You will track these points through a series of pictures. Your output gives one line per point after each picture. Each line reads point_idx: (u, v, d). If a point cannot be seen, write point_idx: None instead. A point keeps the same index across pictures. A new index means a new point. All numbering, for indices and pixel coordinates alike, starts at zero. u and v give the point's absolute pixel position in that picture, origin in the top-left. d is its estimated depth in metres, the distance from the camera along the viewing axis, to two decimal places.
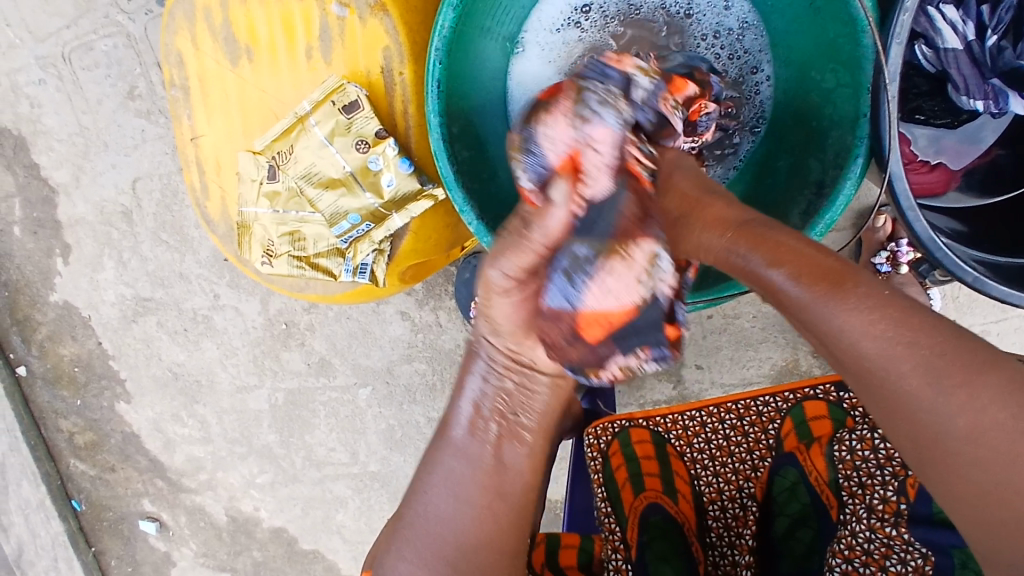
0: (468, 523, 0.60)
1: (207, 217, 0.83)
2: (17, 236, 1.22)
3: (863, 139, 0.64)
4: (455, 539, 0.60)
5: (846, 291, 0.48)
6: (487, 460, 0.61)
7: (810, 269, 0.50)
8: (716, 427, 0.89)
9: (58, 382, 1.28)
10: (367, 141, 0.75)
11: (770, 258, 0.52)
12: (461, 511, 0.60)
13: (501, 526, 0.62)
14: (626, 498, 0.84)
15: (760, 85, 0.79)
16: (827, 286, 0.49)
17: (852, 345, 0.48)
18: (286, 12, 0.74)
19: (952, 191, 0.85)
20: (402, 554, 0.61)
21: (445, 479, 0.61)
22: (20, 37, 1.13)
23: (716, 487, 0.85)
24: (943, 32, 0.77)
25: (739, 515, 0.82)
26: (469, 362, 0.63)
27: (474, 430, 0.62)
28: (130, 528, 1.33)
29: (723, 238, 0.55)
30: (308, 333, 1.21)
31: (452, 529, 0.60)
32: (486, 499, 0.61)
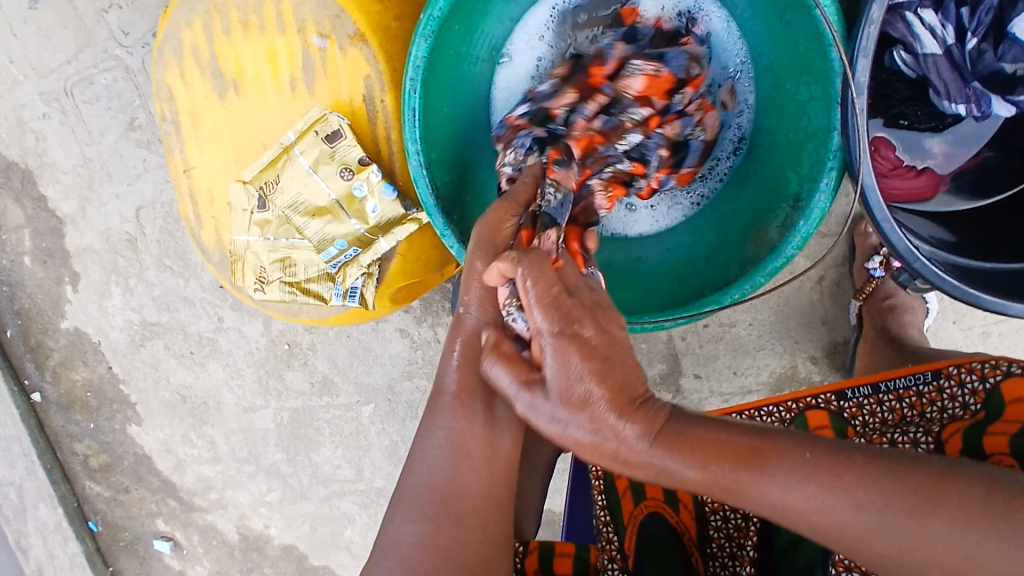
0: (469, 477, 0.56)
1: (203, 245, 0.85)
2: (27, 266, 1.25)
3: (835, 153, 0.66)
4: (451, 488, 0.56)
5: (770, 473, 0.47)
6: (480, 406, 0.57)
7: (731, 454, 0.48)
8: None
9: (71, 407, 1.31)
10: (351, 168, 0.77)
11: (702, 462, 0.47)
12: (455, 466, 0.56)
13: (494, 480, 0.57)
14: (627, 508, 0.85)
15: (743, 109, 0.79)
16: (761, 486, 0.47)
17: (802, 517, 0.47)
18: (270, 45, 0.76)
19: (941, 194, 0.83)
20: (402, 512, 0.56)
21: (436, 434, 0.57)
22: (23, 73, 1.16)
23: (719, 498, 0.82)
24: (921, 37, 0.76)
25: (742, 525, 0.80)
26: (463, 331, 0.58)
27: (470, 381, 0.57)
28: (145, 548, 1.36)
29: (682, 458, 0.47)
30: (310, 352, 1.23)
31: (448, 482, 0.56)
32: (481, 452, 0.57)
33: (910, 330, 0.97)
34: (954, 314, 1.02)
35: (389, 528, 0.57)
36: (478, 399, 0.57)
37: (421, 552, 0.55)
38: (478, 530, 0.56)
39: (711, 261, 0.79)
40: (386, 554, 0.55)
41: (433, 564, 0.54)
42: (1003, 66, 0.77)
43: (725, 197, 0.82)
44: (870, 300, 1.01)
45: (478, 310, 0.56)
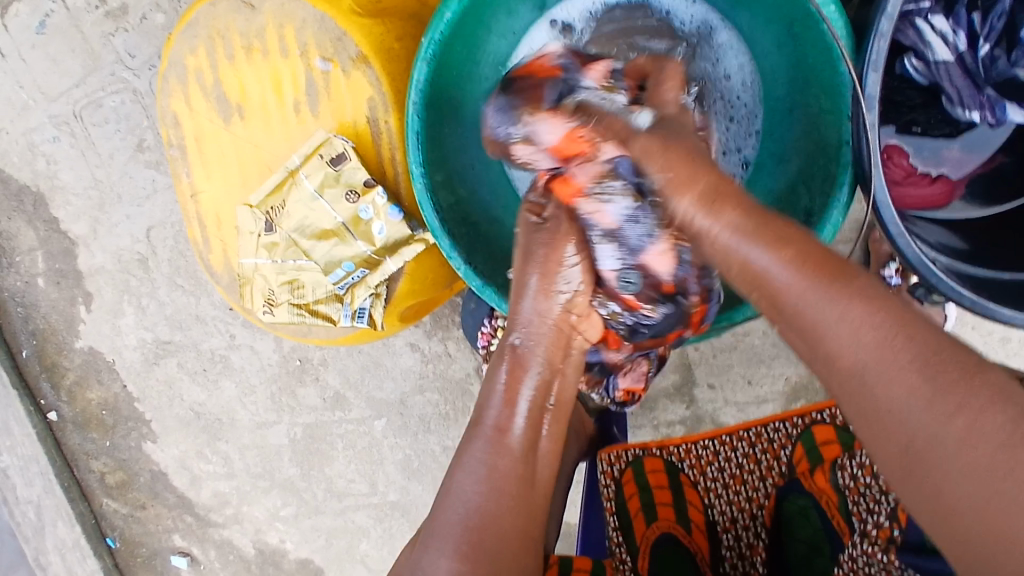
0: (501, 512, 0.60)
1: (210, 267, 0.85)
2: (42, 286, 1.26)
3: (847, 167, 0.65)
4: (489, 522, 0.59)
5: (849, 291, 0.50)
6: (515, 441, 0.63)
7: (810, 263, 0.52)
8: (730, 456, 0.87)
9: (87, 425, 1.32)
10: (357, 191, 0.76)
11: (782, 257, 0.52)
12: (490, 498, 0.60)
13: (526, 511, 0.62)
14: (639, 530, 0.82)
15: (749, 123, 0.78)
16: (831, 295, 0.50)
17: (847, 336, 0.49)
18: (274, 72, 0.77)
19: (957, 200, 0.82)
20: (438, 546, 0.58)
21: (474, 463, 0.62)
22: (33, 97, 1.18)
23: (730, 516, 0.84)
24: (932, 44, 0.75)
25: (753, 543, 0.82)
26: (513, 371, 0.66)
27: (508, 406, 0.65)
28: (163, 563, 1.37)
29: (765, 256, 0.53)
30: (322, 368, 1.24)
31: (484, 515, 0.59)
32: (516, 488, 0.61)
33: None
34: (973, 321, 1.00)
35: (422, 561, 0.58)
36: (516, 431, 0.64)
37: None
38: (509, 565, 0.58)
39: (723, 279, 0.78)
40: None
41: None
42: (1017, 72, 0.75)
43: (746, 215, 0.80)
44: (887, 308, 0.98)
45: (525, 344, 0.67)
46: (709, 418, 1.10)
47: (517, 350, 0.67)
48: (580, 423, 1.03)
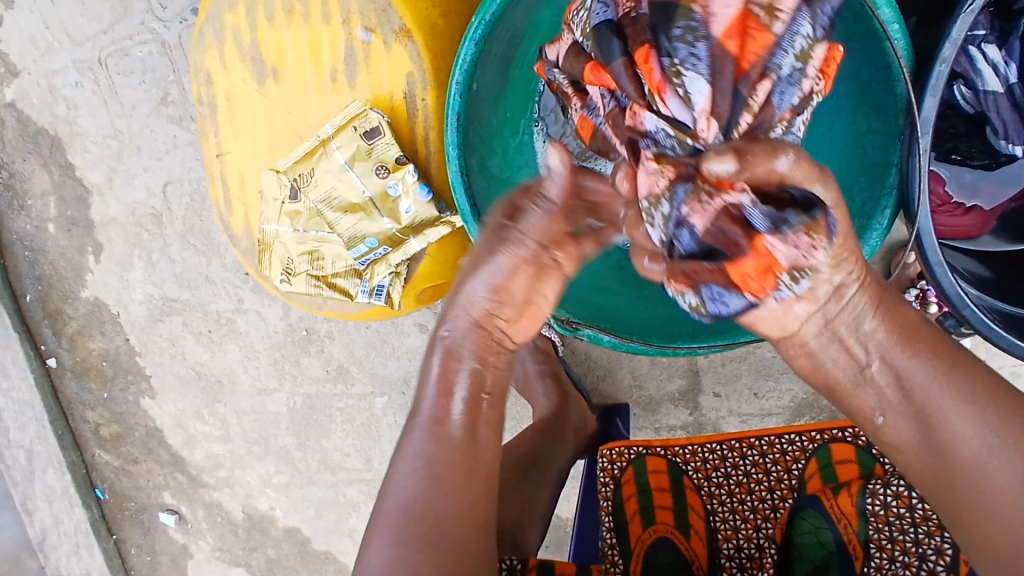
0: (443, 503, 0.55)
1: (230, 231, 0.84)
2: (52, 233, 1.25)
3: (893, 190, 0.67)
4: (425, 512, 0.54)
5: (965, 377, 0.52)
6: (454, 430, 0.58)
7: (926, 343, 0.53)
8: (737, 463, 0.88)
9: (86, 375, 1.32)
10: (387, 166, 0.75)
11: (902, 340, 0.54)
12: (431, 492, 0.55)
13: (471, 500, 0.57)
14: (635, 531, 0.84)
15: None
16: (960, 380, 0.51)
17: (962, 429, 0.51)
18: (314, 37, 0.75)
19: (986, 234, 0.81)
20: (377, 541, 0.55)
21: (411, 455, 0.57)
22: (59, 40, 1.16)
23: (732, 525, 0.85)
24: (983, 74, 0.73)
25: (755, 555, 0.82)
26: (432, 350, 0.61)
27: (442, 393, 0.59)
28: (150, 519, 1.36)
29: (888, 335, 0.54)
30: (328, 340, 1.23)
31: (423, 506, 0.55)
32: (456, 471, 0.56)
33: None
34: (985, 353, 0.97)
35: (363, 560, 0.55)
36: (454, 419, 0.58)
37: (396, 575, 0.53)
38: (458, 557, 0.54)
39: None
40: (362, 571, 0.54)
41: None
42: None
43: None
44: None
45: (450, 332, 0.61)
46: (711, 426, 1.10)
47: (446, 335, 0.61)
48: (581, 421, 1.01)
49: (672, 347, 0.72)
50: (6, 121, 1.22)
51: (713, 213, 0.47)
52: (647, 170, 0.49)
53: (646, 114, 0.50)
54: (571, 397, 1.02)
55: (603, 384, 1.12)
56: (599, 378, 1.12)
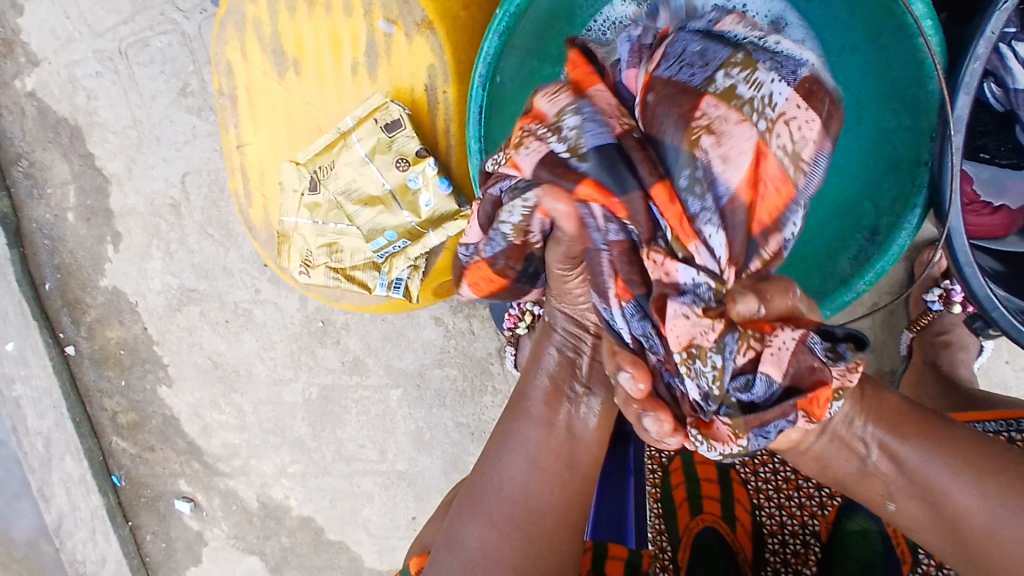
0: (536, 487, 0.62)
1: (250, 223, 0.85)
2: (71, 222, 1.26)
3: (921, 188, 0.66)
4: (519, 498, 0.62)
5: (955, 450, 0.56)
6: (558, 423, 0.64)
7: (913, 427, 0.58)
8: (786, 457, 0.86)
9: (104, 363, 1.33)
10: (407, 159, 0.75)
11: (893, 430, 0.57)
12: (530, 479, 0.62)
13: (566, 492, 0.63)
14: (682, 519, 0.83)
15: None
16: (954, 455, 0.56)
17: (973, 504, 0.55)
18: (335, 28, 0.75)
19: (1013, 235, 0.79)
20: (472, 515, 0.63)
21: (517, 442, 0.64)
22: (79, 30, 1.17)
23: (778, 521, 0.84)
24: (1014, 71, 0.72)
25: (801, 552, 0.82)
26: (544, 344, 0.66)
27: (552, 396, 0.64)
28: (166, 506, 1.37)
29: (880, 427, 0.57)
30: (344, 331, 1.23)
31: (522, 491, 0.62)
32: (556, 466, 0.63)
33: (963, 369, 0.89)
34: (1009, 354, 0.96)
35: (455, 526, 0.64)
36: (557, 411, 0.64)
37: (485, 551, 0.61)
38: (546, 541, 0.62)
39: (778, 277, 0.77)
40: (454, 535, 0.63)
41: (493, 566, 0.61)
42: None
43: (809, 233, 0.75)
44: (925, 331, 0.93)
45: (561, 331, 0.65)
46: None
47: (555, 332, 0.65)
48: None
49: None
50: (26, 110, 1.23)
51: (777, 354, 0.50)
52: (695, 324, 0.49)
53: (678, 266, 0.49)
54: None
55: None
56: None
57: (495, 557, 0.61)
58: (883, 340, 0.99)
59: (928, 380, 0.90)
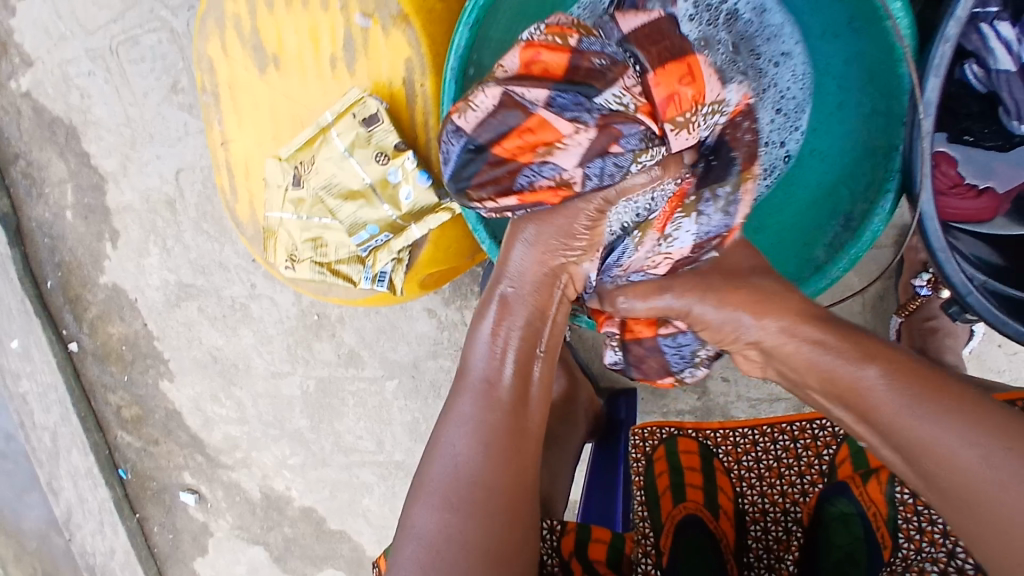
0: (486, 461, 0.60)
1: (237, 218, 0.86)
2: (70, 220, 1.28)
3: (895, 173, 0.67)
4: (471, 475, 0.60)
5: (948, 398, 0.53)
6: (505, 391, 0.63)
7: (908, 375, 0.55)
8: (768, 447, 0.89)
9: (107, 358, 1.35)
10: (386, 153, 0.76)
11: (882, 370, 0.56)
12: (480, 453, 0.61)
13: (519, 462, 0.62)
14: (665, 507, 0.85)
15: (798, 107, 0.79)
16: (943, 401, 0.53)
17: (949, 449, 0.51)
18: (312, 23, 0.75)
19: (1000, 217, 0.79)
20: (427, 500, 0.60)
21: (461, 423, 0.62)
22: (72, 30, 1.18)
23: (761, 508, 0.85)
24: (996, 52, 0.72)
25: (783, 538, 0.82)
26: (483, 313, 0.66)
27: (492, 357, 0.64)
28: (172, 498, 1.39)
29: (871, 371, 0.57)
30: (339, 325, 1.24)
31: (472, 468, 0.60)
32: (504, 435, 0.62)
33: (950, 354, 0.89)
34: (1000, 338, 0.96)
35: (411, 515, 0.61)
36: (504, 378, 0.64)
37: (446, 536, 0.58)
38: (505, 516, 0.59)
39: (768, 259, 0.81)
40: (411, 526, 0.60)
41: (454, 549, 0.58)
42: None
43: (801, 215, 0.79)
44: (914, 316, 0.92)
45: (518, 294, 0.65)
46: (720, 411, 1.09)
47: (506, 296, 0.65)
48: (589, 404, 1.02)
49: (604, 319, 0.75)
50: (23, 110, 1.24)
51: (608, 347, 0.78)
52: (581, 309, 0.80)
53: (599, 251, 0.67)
54: (579, 378, 1.02)
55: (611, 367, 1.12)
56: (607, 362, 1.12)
57: (456, 541, 0.58)
58: (872, 325, 1.00)
59: None
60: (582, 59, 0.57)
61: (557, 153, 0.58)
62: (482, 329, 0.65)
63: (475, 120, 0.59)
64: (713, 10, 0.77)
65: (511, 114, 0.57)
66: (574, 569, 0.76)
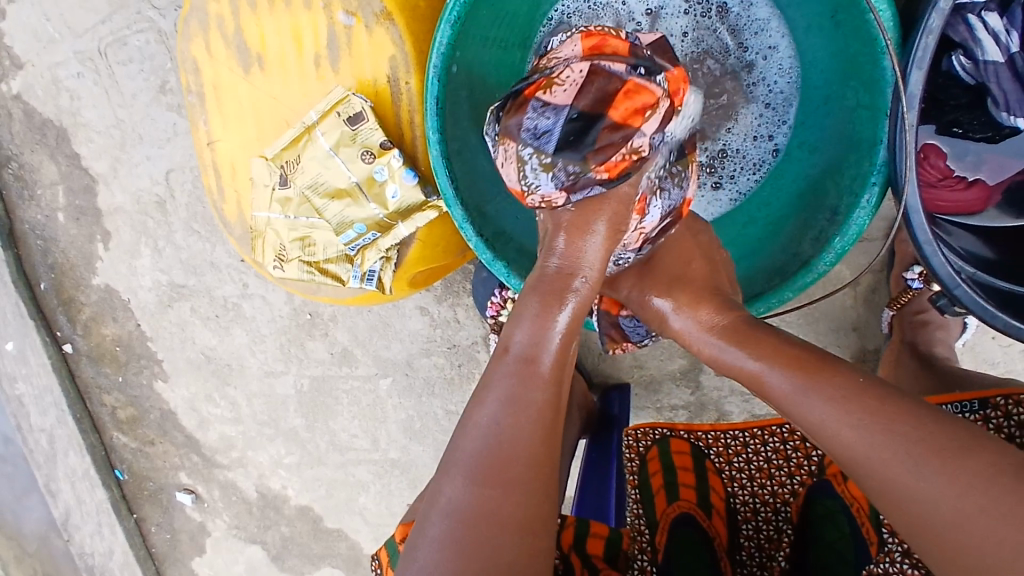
0: (525, 439, 0.56)
1: (224, 219, 0.85)
2: (61, 222, 1.28)
3: (879, 168, 0.66)
4: (513, 453, 0.55)
5: (828, 379, 0.54)
6: (546, 369, 0.59)
7: (790, 362, 0.56)
8: (758, 449, 0.88)
9: (101, 360, 1.35)
10: (372, 152, 0.75)
11: (756, 357, 0.58)
12: (519, 430, 0.56)
13: (553, 442, 0.58)
14: (660, 505, 0.84)
15: (784, 99, 0.80)
16: (825, 382, 0.54)
17: (835, 434, 0.52)
18: (295, 22, 0.75)
19: (992, 208, 0.79)
20: (462, 474, 0.55)
21: (499, 397, 0.57)
22: (59, 31, 1.17)
23: (752, 507, 0.86)
24: (983, 43, 0.72)
25: (774, 537, 0.83)
26: (528, 290, 0.62)
27: (540, 332, 0.60)
28: (168, 499, 1.40)
29: (754, 363, 0.58)
30: (332, 324, 1.24)
31: (511, 444, 0.55)
32: (543, 414, 0.57)
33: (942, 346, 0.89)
34: (993, 330, 0.96)
35: (442, 488, 0.56)
36: (546, 356, 0.59)
37: (479, 514, 0.53)
38: (537, 494, 0.56)
39: (755, 254, 0.80)
40: (441, 502, 0.55)
41: (490, 525, 0.53)
42: None
43: (786, 206, 0.79)
44: (906, 309, 0.92)
45: (585, 287, 0.62)
46: (714, 406, 1.09)
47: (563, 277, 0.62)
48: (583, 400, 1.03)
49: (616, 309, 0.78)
50: (13, 113, 1.24)
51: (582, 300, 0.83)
52: None
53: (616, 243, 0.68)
54: (572, 374, 1.02)
55: (604, 363, 1.12)
56: (600, 358, 1.12)
57: (496, 519, 0.53)
58: (864, 318, 1.00)
59: (906, 358, 0.90)
60: (639, 51, 0.67)
61: (653, 117, 0.64)
62: (527, 304, 0.61)
63: (571, 90, 0.64)
64: (705, 4, 0.79)
65: (610, 79, 0.64)
66: (574, 563, 0.76)
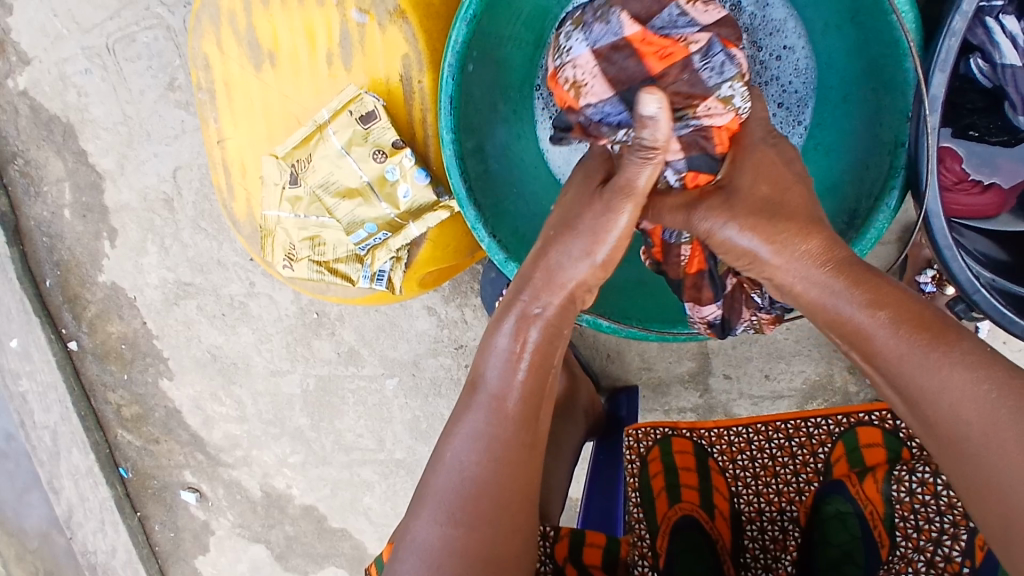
0: (493, 477, 0.56)
1: (234, 217, 0.84)
2: (67, 218, 1.27)
3: (900, 171, 0.65)
4: (478, 491, 0.56)
5: (950, 346, 0.52)
6: (514, 404, 0.59)
7: (914, 320, 0.54)
8: (763, 445, 0.88)
9: (106, 357, 1.34)
10: (384, 151, 0.75)
11: (873, 307, 0.56)
12: (487, 467, 0.57)
13: (524, 474, 0.58)
14: (660, 508, 0.83)
15: (798, 102, 0.79)
16: (946, 349, 0.52)
17: (948, 402, 0.51)
18: (308, 19, 0.74)
19: (1005, 214, 0.79)
20: (430, 512, 0.56)
21: (469, 433, 0.58)
22: (67, 27, 1.17)
23: (757, 507, 0.84)
24: (1002, 47, 0.71)
25: (779, 538, 0.82)
26: (502, 322, 0.63)
27: (510, 367, 0.60)
28: (172, 497, 1.39)
29: (872, 315, 0.56)
30: (338, 323, 1.24)
31: (478, 482, 0.56)
32: (512, 450, 0.58)
33: None
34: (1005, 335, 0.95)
35: (410, 523, 0.57)
36: (514, 389, 0.60)
37: (447, 553, 0.54)
38: (507, 531, 0.56)
39: None
40: (409, 536, 0.56)
41: (460, 563, 0.54)
42: None
43: None
44: None
45: (544, 314, 0.63)
46: (722, 409, 1.08)
47: (533, 312, 0.63)
48: (589, 403, 1.02)
49: (672, 333, 0.76)
50: (19, 109, 1.23)
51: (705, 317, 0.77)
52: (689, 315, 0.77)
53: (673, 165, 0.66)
54: (579, 377, 1.01)
55: (611, 365, 1.11)
56: (608, 359, 1.11)
57: (461, 555, 0.54)
58: None
59: None
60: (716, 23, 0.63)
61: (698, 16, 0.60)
62: (499, 336, 0.62)
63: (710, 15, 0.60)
64: None
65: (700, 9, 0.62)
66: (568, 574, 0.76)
